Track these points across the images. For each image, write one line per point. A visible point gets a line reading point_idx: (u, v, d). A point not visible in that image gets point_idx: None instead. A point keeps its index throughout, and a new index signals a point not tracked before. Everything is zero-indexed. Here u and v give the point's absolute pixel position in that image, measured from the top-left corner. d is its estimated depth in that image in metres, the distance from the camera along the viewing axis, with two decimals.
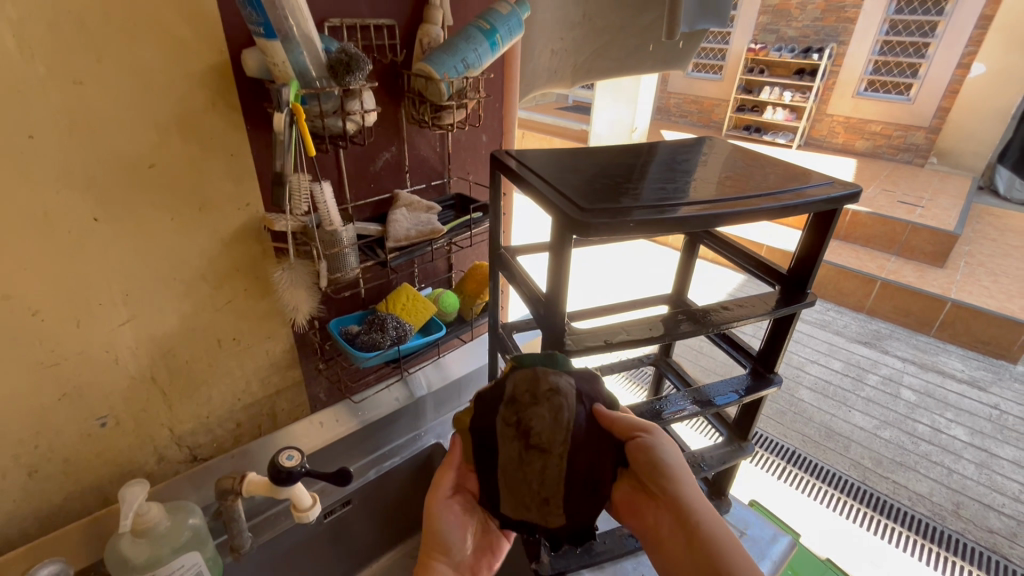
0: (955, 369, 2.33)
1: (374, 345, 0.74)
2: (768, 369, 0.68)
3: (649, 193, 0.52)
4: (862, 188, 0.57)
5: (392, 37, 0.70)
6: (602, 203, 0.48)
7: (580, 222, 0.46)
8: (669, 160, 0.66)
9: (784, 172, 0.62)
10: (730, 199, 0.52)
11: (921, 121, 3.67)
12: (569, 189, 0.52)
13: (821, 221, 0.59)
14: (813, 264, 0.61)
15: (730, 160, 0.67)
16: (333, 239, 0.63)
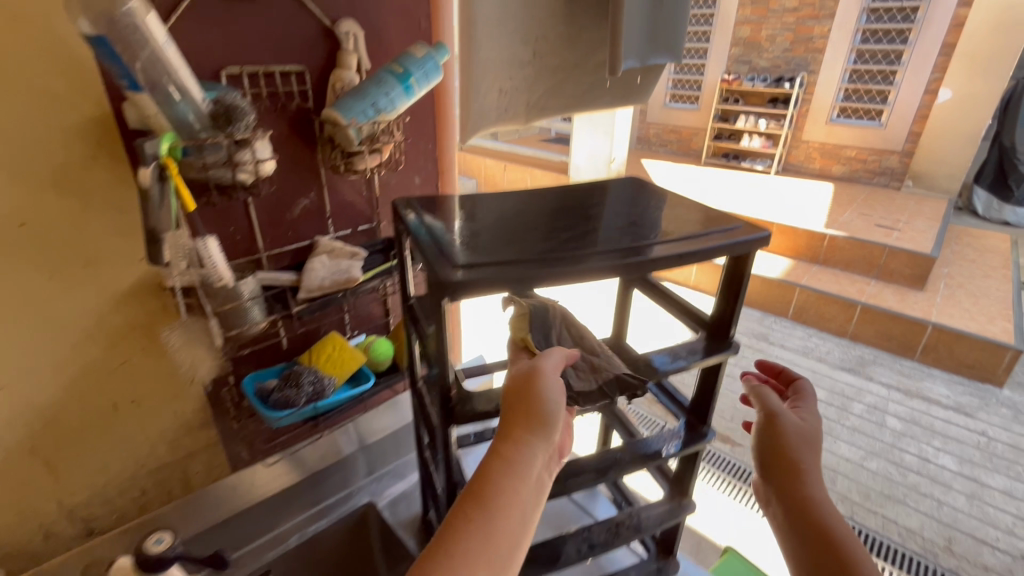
0: (940, 395, 2.28)
1: (287, 403, 0.69)
2: (701, 421, 0.64)
3: (565, 243, 0.52)
4: (770, 233, 0.54)
5: (302, 83, 0.68)
6: (478, 261, 0.48)
7: (444, 282, 0.45)
8: (587, 207, 0.63)
9: (697, 217, 0.59)
10: (623, 251, 0.50)
11: (895, 145, 3.68)
12: (454, 246, 0.52)
13: (734, 269, 0.56)
14: (730, 311, 0.58)
15: (644, 204, 0.64)
16: (229, 295, 0.58)
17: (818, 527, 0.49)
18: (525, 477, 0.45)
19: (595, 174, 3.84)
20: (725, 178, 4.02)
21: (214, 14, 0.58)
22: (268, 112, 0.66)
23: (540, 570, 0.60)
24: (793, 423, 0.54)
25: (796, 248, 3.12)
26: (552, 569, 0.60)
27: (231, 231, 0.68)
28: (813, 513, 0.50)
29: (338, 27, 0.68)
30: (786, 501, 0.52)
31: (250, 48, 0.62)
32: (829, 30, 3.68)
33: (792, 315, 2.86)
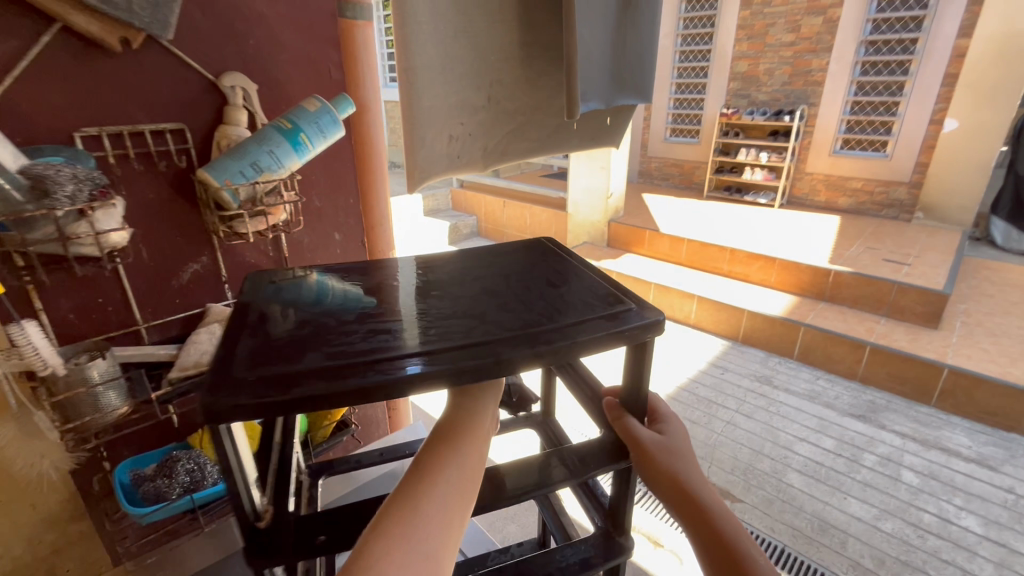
0: (960, 446, 2.08)
1: (157, 496, 0.62)
2: (618, 529, 0.53)
3: (529, 314, 0.42)
4: (663, 316, 0.43)
5: (183, 141, 0.62)
6: (273, 365, 0.36)
7: (206, 407, 0.32)
8: (494, 273, 0.52)
9: (584, 284, 0.49)
10: (508, 340, 0.39)
11: (901, 176, 3.56)
12: (260, 346, 0.39)
13: (635, 356, 0.45)
14: (639, 396, 0.47)
15: (528, 266, 0.55)
16: (77, 377, 0.53)
17: (721, 542, 0.38)
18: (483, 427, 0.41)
19: (592, 210, 3.77)
20: (726, 212, 3.92)
21: (68, 71, 0.53)
22: (140, 175, 0.60)
23: None
24: (662, 440, 0.44)
25: (800, 284, 2.97)
26: None
27: (101, 303, 0.61)
28: (691, 502, 0.40)
29: (223, 81, 0.62)
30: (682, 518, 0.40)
31: (114, 106, 0.56)
32: (827, 62, 3.62)
33: (797, 356, 2.69)
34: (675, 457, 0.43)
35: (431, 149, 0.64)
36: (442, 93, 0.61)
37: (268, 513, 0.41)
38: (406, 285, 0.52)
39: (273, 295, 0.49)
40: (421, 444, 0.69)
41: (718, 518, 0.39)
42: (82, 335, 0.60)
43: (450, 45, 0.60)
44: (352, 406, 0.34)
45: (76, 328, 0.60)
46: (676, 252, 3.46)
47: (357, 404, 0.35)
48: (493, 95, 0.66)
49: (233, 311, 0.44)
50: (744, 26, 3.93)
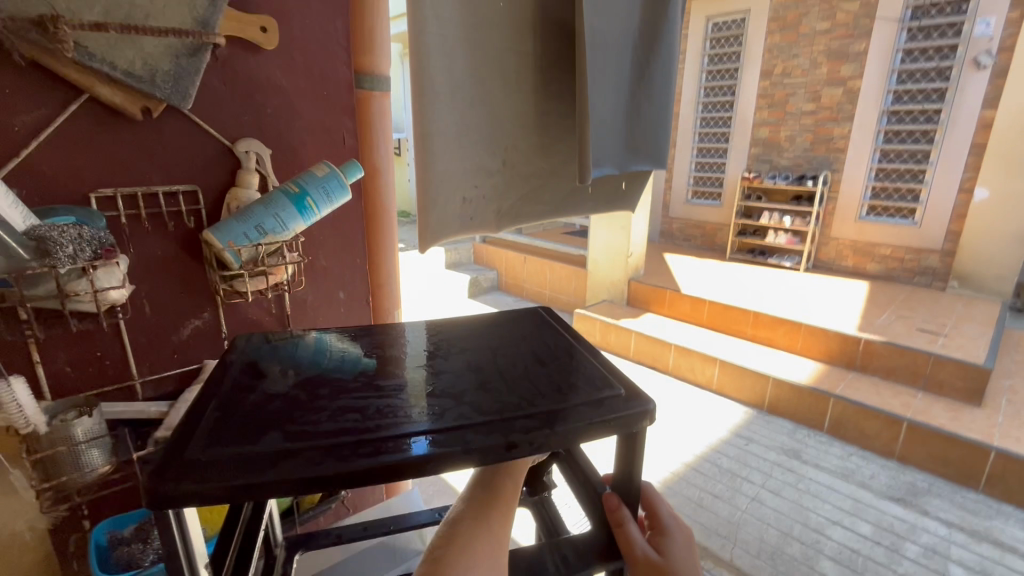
0: (1014, 539, 1.88)
1: (128, 563, 0.59)
2: None
3: (528, 397, 0.41)
4: (654, 404, 0.40)
5: (195, 202, 0.64)
6: (233, 447, 0.34)
7: (152, 494, 0.31)
8: (483, 345, 0.51)
9: (576, 363, 0.46)
10: (479, 427, 0.37)
11: (932, 243, 3.46)
12: (224, 421, 0.38)
13: (626, 444, 0.42)
14: (632, 484, 0.43)
15: (519, 336, 0.53)
16: (64, 435, 0.53)
17: None
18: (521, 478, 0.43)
19: (612, 269, 3.76)
20: (750, 275, 3.86)
21: (93, 134, 0.56)
22: (150, 234, 0.62)
23: None
24: (678, 560, 0.42)
25: (828, 352, 2.85)
26: None
27: (98, 356, 0.61)
28: None
29: (238, 147, 0.65)
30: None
31: (132, 168, 0.59)
32: (849, 130, 3.65)
33: (828, 429, 2.53)
34: None
35: (445, 211, 0.62)
36: (457, 160, 0.61)
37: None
38: (428, 351, 0.50)
39: (257, 357, 0.48)
40: (420, 516, 0.70)
41: None
42: (76, 388, 0.60)
43: (464, 115, 0.60)
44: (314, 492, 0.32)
45: (72, 383, 0.60)
46: (697, 313, 3.38)
47: (327, 489, 0.33)
48: (507, 159, 0.67)
49: (208, 374, 0.44)
50: (765, 95, 4.02)
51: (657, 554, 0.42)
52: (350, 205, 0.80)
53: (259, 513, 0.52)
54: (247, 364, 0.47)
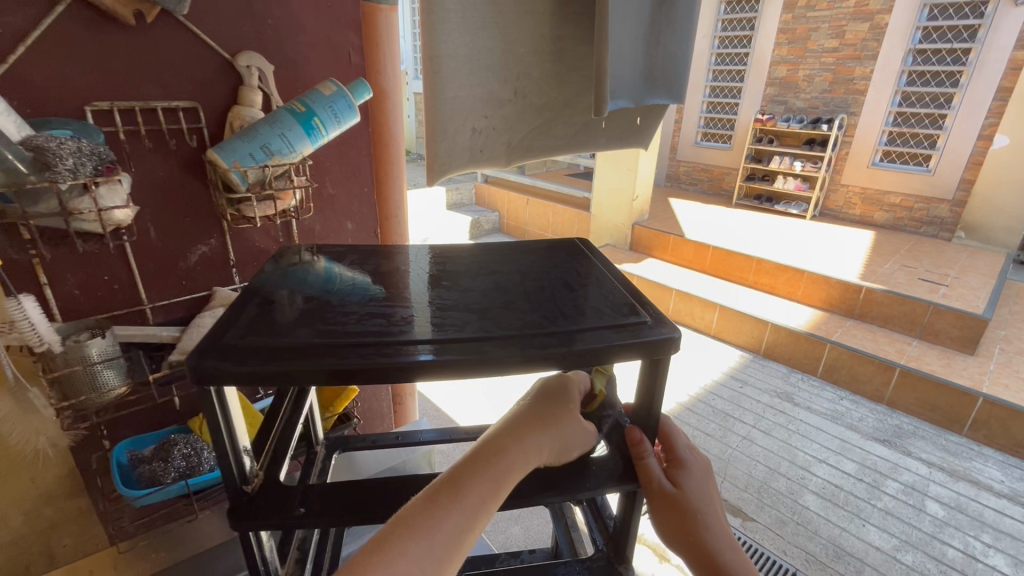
0: (991, 479, 1.97)
1: (152, 480, 0.61)
2: (620, 557, 0.50)
3: (549, 316, 0.40)
4: (680, 334, 0.39)
5: (196, 120, 0.61)
6: (261, 344, 0.35)
7: (195, 368, 0.33)
8: (503, 269, 0.51)
9: (598, 291, 0.45)
10: (497, 341, 0.36)
11: (944, 193, 3.39)
12: (257, 322, 0.39)
13: (648, 372, 0.42)
14: (650, 413, 0.44)
15: (537, 263, 0.52)
16: (78, 354, 0.52)
17: None
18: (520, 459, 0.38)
19: (617, 212, 3.70)
20: (755, 221, 3.81)
21: (83, 42, 0.52)
22: (151, 153, 0.59)
23: None
24: (691, 486, 0.43)
25: (828, 299, 2.86)
26: None
27: (106, 280, 0.60)
28: (707, 552, 0.41)
29: (239, 61, 0.61)
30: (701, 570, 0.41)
31: (128, 81, 0.55)
32: (871, 71, 3.48)
33: (820, 373, 2.59)
34: (694, 512, 0.42)
35: (453, 142, 0.58)
36: (468, 86, 0.56)
37: (257, 480, 0.42)
38: (442, 275, 0.50)
39: (274, 281, 0.47)
40: (422, 435, 0.69)
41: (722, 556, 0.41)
42: (87, 311, 0.60)
43: (479, 35, 0.54)
44: (328, 384, 0.34)
45: (81, 305, 0.59)
46: (700, 258, 3.37)
47: (344, 382, 0.34)
48: (521, 89, 0.60)
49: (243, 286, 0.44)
50: (786, 30, 3.80)
51: (672, 485, 0.43)
52: (358, 129, 0.77)
53: (295, 417, 0.54)
54: (264, 282, 0.46)
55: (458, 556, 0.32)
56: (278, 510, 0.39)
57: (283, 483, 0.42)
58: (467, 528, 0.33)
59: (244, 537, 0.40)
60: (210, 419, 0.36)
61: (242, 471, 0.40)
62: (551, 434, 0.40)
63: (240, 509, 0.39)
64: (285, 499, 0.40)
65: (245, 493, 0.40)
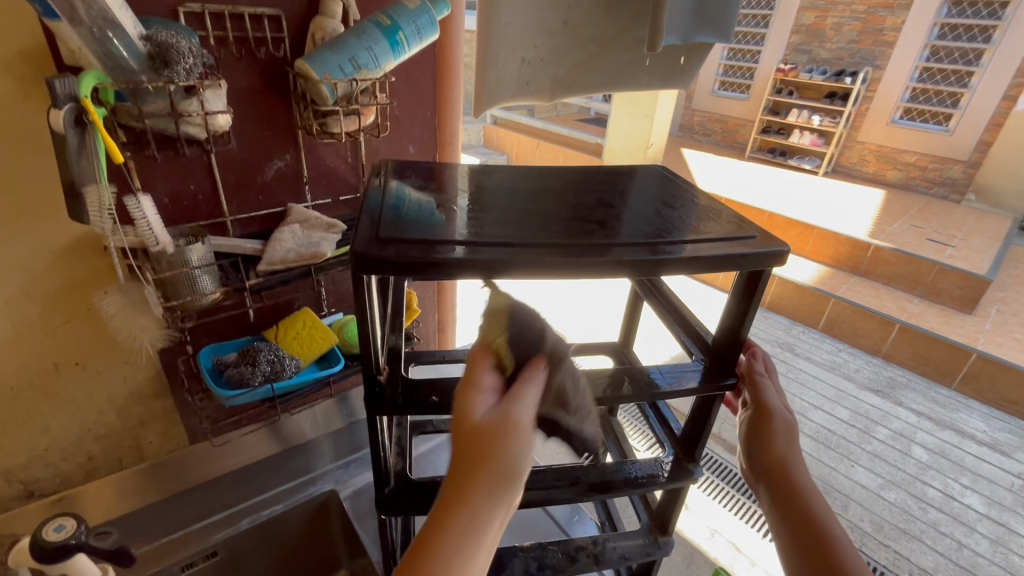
0: (975, 429, 2.08)
1: (241, 381, 0.64)
2: (687, 457, 0.56)
3: (631, 230, 0.44)
4: (785, 250, 0.42)
5: (278, 30, 0.60)
6: (402, 243, 0.38)
7: (360, 258, 0.36)
8: (594, 195, 0.53)
9: (700, 220, 0.48)
10: (573, 254, 0.39)
11: (959, 153, 3.36)
12: (386, 227, 0.41)
13: (747, 286, 0.45)
14: (740, 328, 0.48)
15: (630, 195, 0.54)
16: (175, 259, 0.54)
17: (792, 494, 0.46)
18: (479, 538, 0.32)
19: (629, 158, 3.65)
20: (767, 174, 3.77)
21: None
22: (237, 62, 0.59)
23: None
24: (785, 418, 0.49)
25: (835, 256, 2.90)
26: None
27: (192, 190, 0.61)
28: (781, 469, 0.47)
29: None
30: (770, 489, 0.47)
31: None
32: (902, 21, 3.34)
33: (822, 327, 2.66)
34: (783, 438, 0.48)
35: (503, 71, 0.54)
36: (521, 11, 0.52)
37: (385, 371, 0.45)
38: (534, 197, 0.52)
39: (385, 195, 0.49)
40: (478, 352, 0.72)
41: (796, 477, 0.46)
42: (175, 219, 0.61)
43: None
44: (410, 277, 0.38)
45: (169, 211, 0.61)
46: None
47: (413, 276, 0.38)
48: (571, 19, 0.55)
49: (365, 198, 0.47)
50: None
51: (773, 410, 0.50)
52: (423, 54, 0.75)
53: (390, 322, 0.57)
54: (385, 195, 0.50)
55: None
56: (403, 395, 0.43)
57: (404, 375, 0.46)
58: None
59: (372, 420, 0.45)
60: (357, 315, 0.40)
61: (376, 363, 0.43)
62: (499, 495, 0.32)
63: (374, 396, 0.43)
64: (410, 389, 0.44)
65: (377, 381, 0.44)
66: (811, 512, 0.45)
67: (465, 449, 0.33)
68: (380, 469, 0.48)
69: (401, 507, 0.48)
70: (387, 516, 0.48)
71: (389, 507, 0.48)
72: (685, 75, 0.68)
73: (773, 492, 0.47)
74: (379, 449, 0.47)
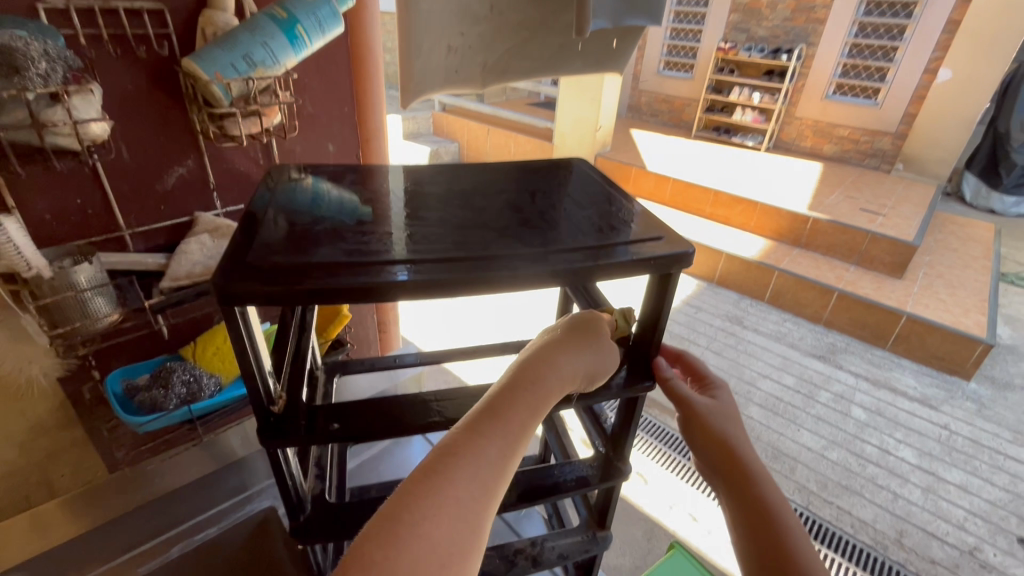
0: (907, 386, 2.23)
1: (153, 407, 0.60)
2: (617, 456, 0.56)
3: (541, 233, 0.43)
4: (694, 249, 0.42)
5: (162, 25, 0.55)
6: (286, 266, 0.35)
7: (225, 289, 0.33)
8: (509, 194, 0.51)
9: (617, 219, 0.47)
10: (501, 260, 0.38)
11: (888, 126, 3.54)
12: (272, 243, 0.38)
13: (660, 285, 0.45)
14: (657, 326, 0.48)
15: (548, 192, 0.52)
16: (60, 282, 0.50)
17: (747, 479, 0.44)
18: (559, 388, 0.36)
19: (579, 142, 3.65)
20: (712, 153, 3.86)
21: None
22: (117, 63, 0.53)
23: None
24: (709, 406, 0.48)
25: (778, 230, 3.02)
26: None
27: (79, 204, 0.56)
28: (729, 454, 0.45)
29: None
30: (726, 482, 0.45)
31: None
32: None
33: (768, 299, 2.76)
34: (725, 421, 0.47)
35: (428, 60, 0.52)
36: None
37: (281, 401, 0.42)
38: (447, 199, 0.50)
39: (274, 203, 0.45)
40: (412, 359, 0.70)
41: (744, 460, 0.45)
42: (62, 237, 0.56)
43: None
44: (337, 303, 0.34)
45: (54, 229, 0.56)
46: (660, 190, 3.42)
47: (346, 302, 0.35)
48: (497, 3, 0.52)
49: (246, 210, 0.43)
50: None
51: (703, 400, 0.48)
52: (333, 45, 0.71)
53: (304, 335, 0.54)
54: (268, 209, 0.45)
55: (491, 502, 0.31)
56: (306, 423, 0.41)
57: (306, 403, 0.43)
58: (504, 467, 0.32)
59: (273, 452, 0.42)
60: (235, 347, 0.36)
61: (269, 393, 0.40)
62: (586, 358, 0.39)
63: (268, 427, 0.39)
64: (310, 419, 0.41)
65: (272, 412, 0.40)
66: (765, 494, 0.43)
67: (575, 326, 0.41)
68: (291, 498, 0.46)
69: (318, 534, 0.46)
70: (303, 545, 0.46)
71: (306, 535, 0.46)
72: (618, 59, 0.63)
73: (729, 479, 0.45)
74: (289, 477, 0.44)
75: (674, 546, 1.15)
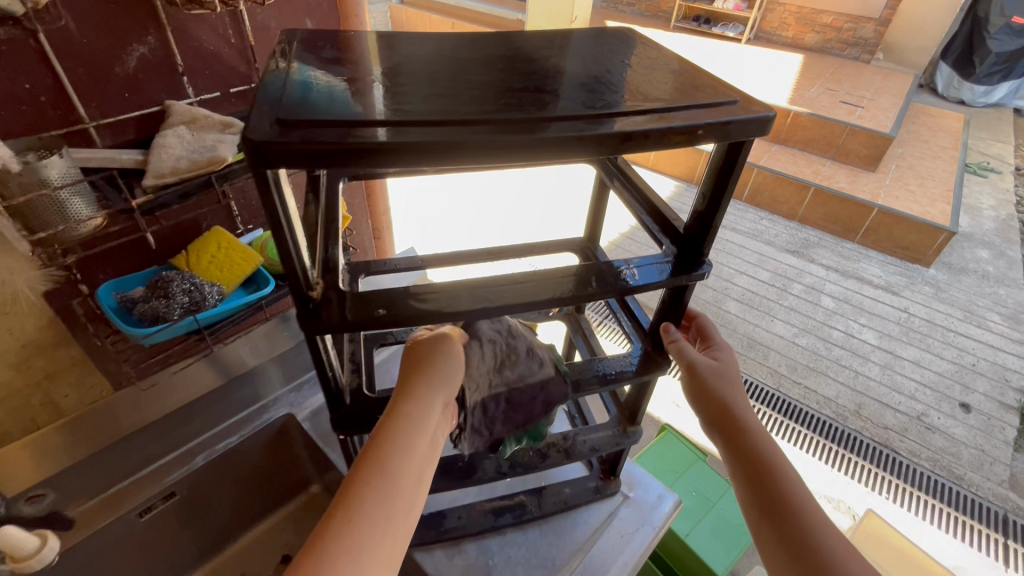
0: (873, 275, 2.34)
1: (156, 318, 0.57)
2: (658, 349, 0.55)
3: (596, 99, 0.39)
4: (773, 114, 0.39)
5: None
6: (315, 126, 0.31)
7: (256, 148, 0.29)
8: (535, 62, 0.46)
9: (665, 84, 0.43)
10: (521, 127, 0.34)
11: (872, 11, 3.39)
12: (299, 109, 0.34)
13: (726, 159, 0.41)
14: (713, 215, 0.45)
15: (577, 61, 0.47)
16: (29, 179, 0.44)
17: (741, 436, 0.46)
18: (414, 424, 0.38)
19: None
20: (692, 45, 3.65)
21: None
22: None
23: (451, 484, 0.56)
24: (709, 366, 0.50)
25: None
26: (463, 484, 0.57)
27: (28, 89, 0.48)
28: (728, 410, 0.47)
29: None
30: (717, 432, 0.48)
31: None
32: None
33: (746, 197, 2.77)
34: (727, 382, 0.49)
35: None
36: None
37: (319, 287, 0.40)
38: (472, 66, 0.45)
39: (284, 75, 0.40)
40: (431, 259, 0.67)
41: (740, 416, 0.47)
42: (14, 131, 0.49)
43: None
44: (347, 167, 0.31)
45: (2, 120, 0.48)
46: None
47: (349, 166, 0.31)
48: None
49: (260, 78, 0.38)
50: None
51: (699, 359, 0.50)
52: None
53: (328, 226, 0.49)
54: (291, 79, 0.39)
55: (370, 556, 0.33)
56: (346, 310, 0.38)
57: (346, 290, 0.41)
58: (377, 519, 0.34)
59: (313, 339, 0.40)
60: (272, 222, 0.33)
61: (307, 277, 0.38)
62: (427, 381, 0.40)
63: (308, 313, 0.38)
64: (349, 304, 0.39)
65: (310, 299, 0.38)
66: (760, 444, 0.46)
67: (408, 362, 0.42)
68: (330, 389, 0.45)
69: (360, 426, 0.45)
70: (346, 435, 0.45)
71: (347, 428, 0.45)
72: None
73: (723, 435, 0.48)
74: (327, 368, 0.43)
75: (667, 430, 1.23)
